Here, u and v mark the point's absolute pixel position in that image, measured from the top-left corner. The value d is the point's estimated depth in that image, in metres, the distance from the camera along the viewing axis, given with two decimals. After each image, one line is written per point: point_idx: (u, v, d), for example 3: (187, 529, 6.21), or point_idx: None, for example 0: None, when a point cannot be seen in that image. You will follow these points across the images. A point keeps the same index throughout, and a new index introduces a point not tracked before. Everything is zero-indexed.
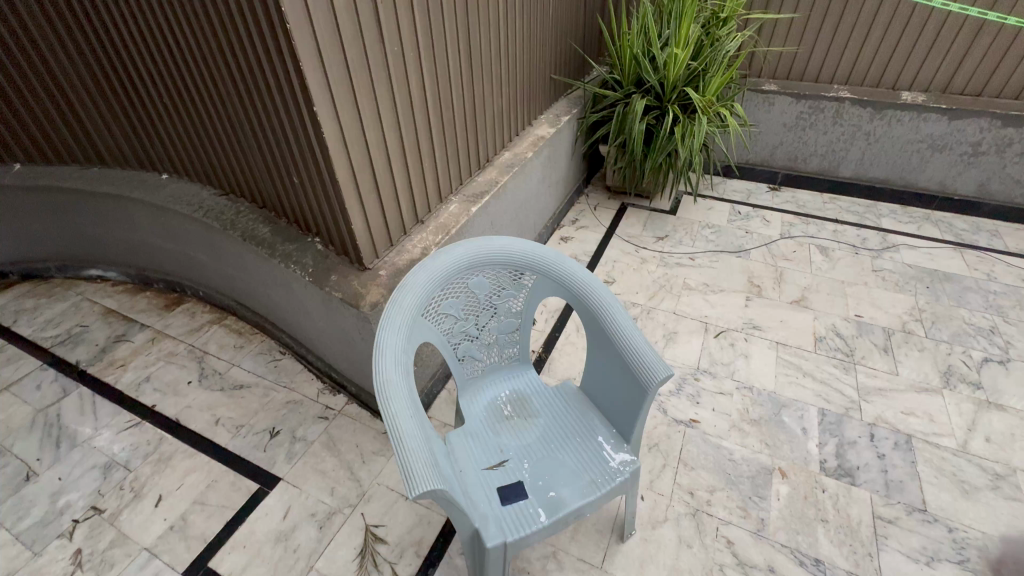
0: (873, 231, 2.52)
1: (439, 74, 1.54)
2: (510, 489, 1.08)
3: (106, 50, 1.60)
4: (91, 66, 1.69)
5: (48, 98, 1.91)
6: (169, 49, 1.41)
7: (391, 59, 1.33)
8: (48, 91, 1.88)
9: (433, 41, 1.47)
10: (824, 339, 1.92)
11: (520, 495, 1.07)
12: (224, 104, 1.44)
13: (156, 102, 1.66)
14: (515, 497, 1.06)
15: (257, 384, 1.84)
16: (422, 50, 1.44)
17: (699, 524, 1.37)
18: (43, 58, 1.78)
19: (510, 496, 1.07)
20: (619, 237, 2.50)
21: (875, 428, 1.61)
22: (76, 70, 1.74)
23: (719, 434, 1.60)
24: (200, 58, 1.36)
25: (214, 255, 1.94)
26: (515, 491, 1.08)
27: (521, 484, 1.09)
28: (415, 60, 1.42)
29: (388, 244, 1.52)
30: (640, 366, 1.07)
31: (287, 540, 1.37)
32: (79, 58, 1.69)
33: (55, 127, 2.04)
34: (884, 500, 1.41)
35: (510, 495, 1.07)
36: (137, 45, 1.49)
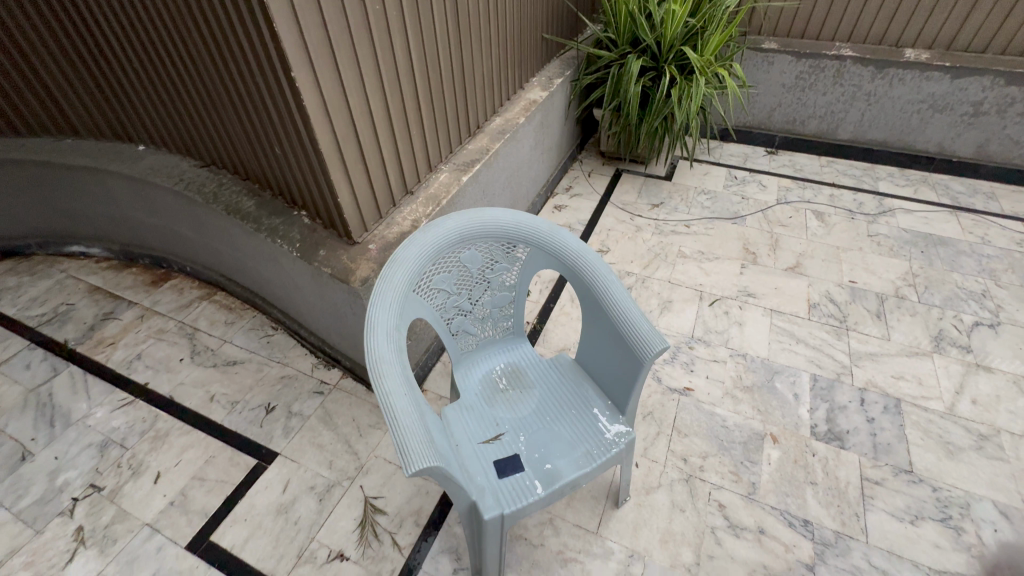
0: (869, 195, 2.49)
1: (425, 33, 1.45)
2: (506, 462, 1.09)
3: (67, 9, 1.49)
4: (52, 27, 1.58)
5: (10, 63, 1.80)
6: (134, 9, 1.31)
7: (372, 16, 1.24)
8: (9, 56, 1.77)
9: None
10: (818, 305, 1.93)
11: (516, 467, 1.08)
12: (197, 69, 1.35)
13: (125, 68, 1.57)
14: (511, 470, 1.07)
15: (251, 360, 1.82)
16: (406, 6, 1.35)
17: (692, 489, 1.40)
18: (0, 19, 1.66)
19: (507, 468, 1.08)
20: (613, 205, 2.46)
21: (865, 393, 1.63)
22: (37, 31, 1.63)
23: (712, 401, 1.62)
24: (168, 19, 1.27)
25: (199, 229, 1.88)
26: (512, 464, 1.08)
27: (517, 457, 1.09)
28: (398, 18, 1.34)
29: (376, 216, 1.47)
30: (636, 339, 1.06)
31: (288, 512, 1.39)
32: (39, 18, 1.58)
33: (21, 95, 1.93)
34: (872, 462, 1.45)
35: (506, 467, 1.08)
36: (100, 6, 1.39)
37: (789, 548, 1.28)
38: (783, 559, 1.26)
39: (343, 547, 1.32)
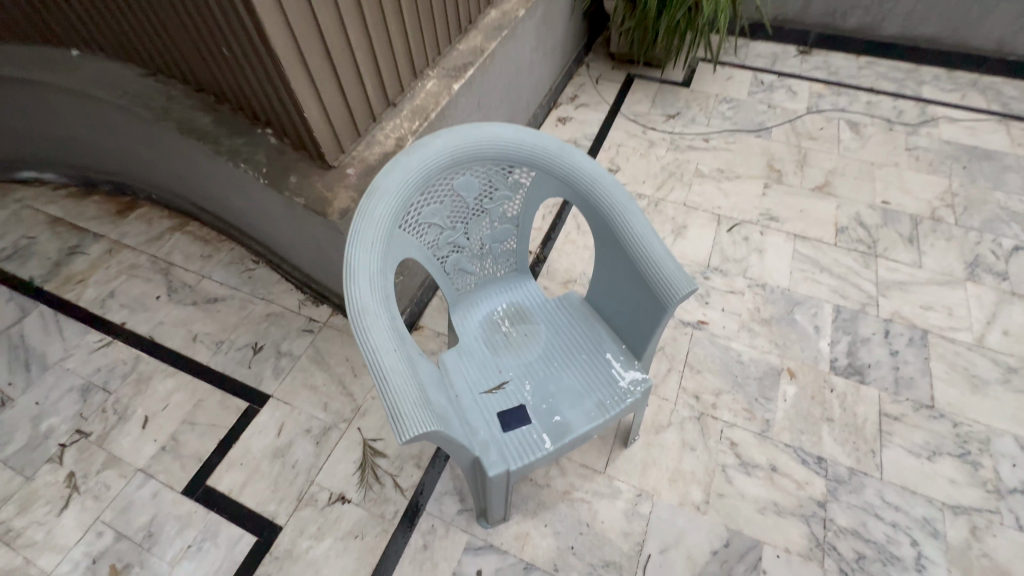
0: (911, 102, 2.22)
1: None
2: (511, 413, 1.00)
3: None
4: None
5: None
6: None
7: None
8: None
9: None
10: (846, 230, 1.77)
11: (522, 419, 0.99)
12: None
13: None
14: (517, 422, 0.99)
15: (233, 297, 1.69)
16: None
17: (704, 427, 1.34)
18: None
19: (512, 420, 0.99)
20: (624, 116, 2.19)
21: (890, 324, 1.53)
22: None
23: (727, 336, 1.52)
24: None
25: (157, 151, 1.64)
26: (517, 415, 0.99)
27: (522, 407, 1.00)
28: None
29: (354, 134, 1.25)
30: (659, 280, 0.92)
31: (284, 456, 1.34)
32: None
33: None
34: (892, 398, 1.38)
35: (512, 419, 0.99)
36: None
37: (802, 485, 1.25)
38: (795, 496, 1.24)
39: (344, 489, 1.29)
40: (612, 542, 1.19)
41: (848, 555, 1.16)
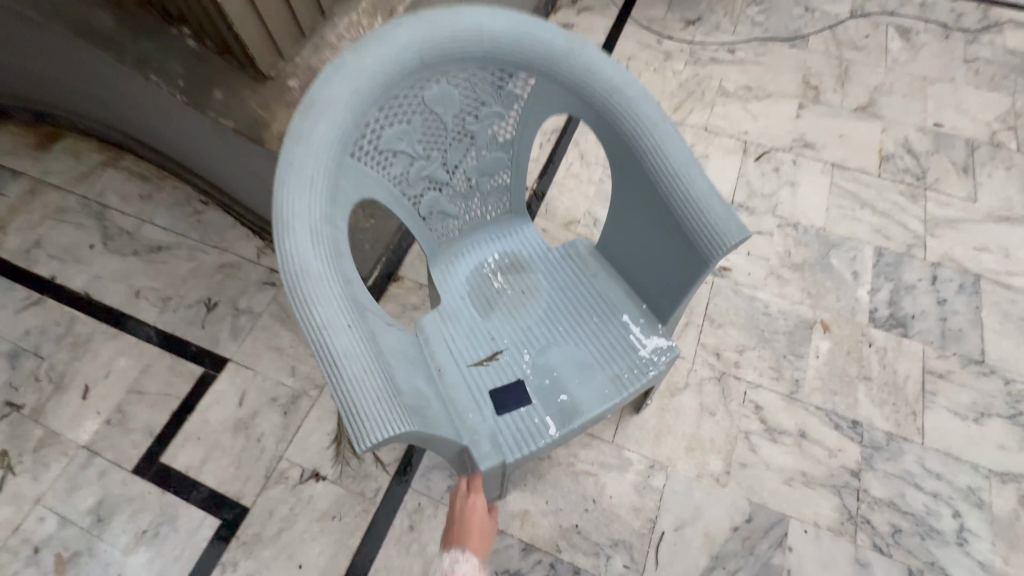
0: (972, 3, 1.88)
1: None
2: (506, 391, 0.81)
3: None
4: None
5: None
6: None
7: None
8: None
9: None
10: (891, 158, 1.52)
11: (520, 398, 0.81)
12: None
13: None
14: (514, 403, 0.80)
15: (179, 244, 1.45)
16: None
17: (725, 389, 1.18)
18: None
19: (508, 400, 0.81)
20: (636, 22, 1.84)
21: (938, 269, 1.34)
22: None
23: (753, 284, 1.32)
24: None
25: (63, 65, 1.32)
26: (514, 394, 0.81)
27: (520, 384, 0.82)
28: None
29: (298, 34, 0.92)
30: (699, 226, 0.69)
31: (248, 429, 1.18)
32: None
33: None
34: (937, 353, 1.22)
35: (507, 399, 0.81)
36: None
37: (834, 453, 1.11)
38: (826, 465, 1.10)
39: (318, 466, 1.13)
40: (621, 519, 1.06)
41: (883, 529, 1.04)
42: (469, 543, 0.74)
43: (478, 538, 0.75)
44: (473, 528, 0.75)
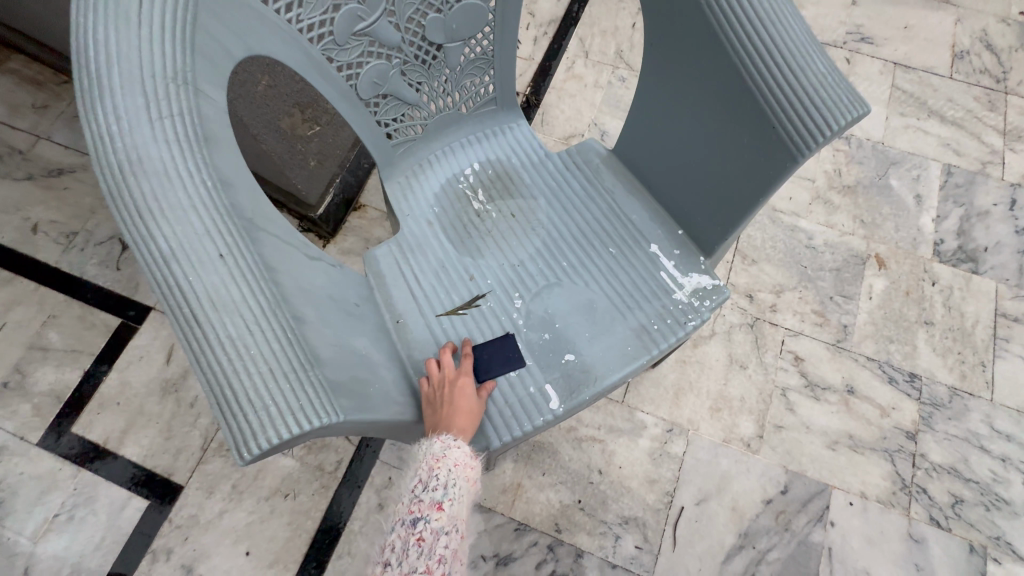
0: None
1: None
2: (492, 349, 0.59)
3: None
4: None
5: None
6: None
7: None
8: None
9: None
10: (965, 55, 1.24)
11: (510, 360, 0.58)
12: None
13: None
14: (501, 365, 0.58)
15: (85, 166, 1.16)
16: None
17: (759, 338, 0.98)
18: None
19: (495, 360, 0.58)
20: None
21: (1018, 191, 1.10)
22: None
23: (795, 211, 1.08)
24: None
25: None
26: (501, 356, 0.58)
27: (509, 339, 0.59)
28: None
29: None
30: (794, 94, 0.44)
31: (178, 392, 0.96)
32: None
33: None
34: (1013, 292, 1.01)
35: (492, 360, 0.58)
36: None
37: (887, 412, 0.93)
38: (877, 426, 0.92)
39: None
40: (632, 493, 0.88)
41: (943, 500, 0.87)
42: (459, 423, 0.51)
43: (473, 417, 0.53)
44: (464, 407, 0.53)
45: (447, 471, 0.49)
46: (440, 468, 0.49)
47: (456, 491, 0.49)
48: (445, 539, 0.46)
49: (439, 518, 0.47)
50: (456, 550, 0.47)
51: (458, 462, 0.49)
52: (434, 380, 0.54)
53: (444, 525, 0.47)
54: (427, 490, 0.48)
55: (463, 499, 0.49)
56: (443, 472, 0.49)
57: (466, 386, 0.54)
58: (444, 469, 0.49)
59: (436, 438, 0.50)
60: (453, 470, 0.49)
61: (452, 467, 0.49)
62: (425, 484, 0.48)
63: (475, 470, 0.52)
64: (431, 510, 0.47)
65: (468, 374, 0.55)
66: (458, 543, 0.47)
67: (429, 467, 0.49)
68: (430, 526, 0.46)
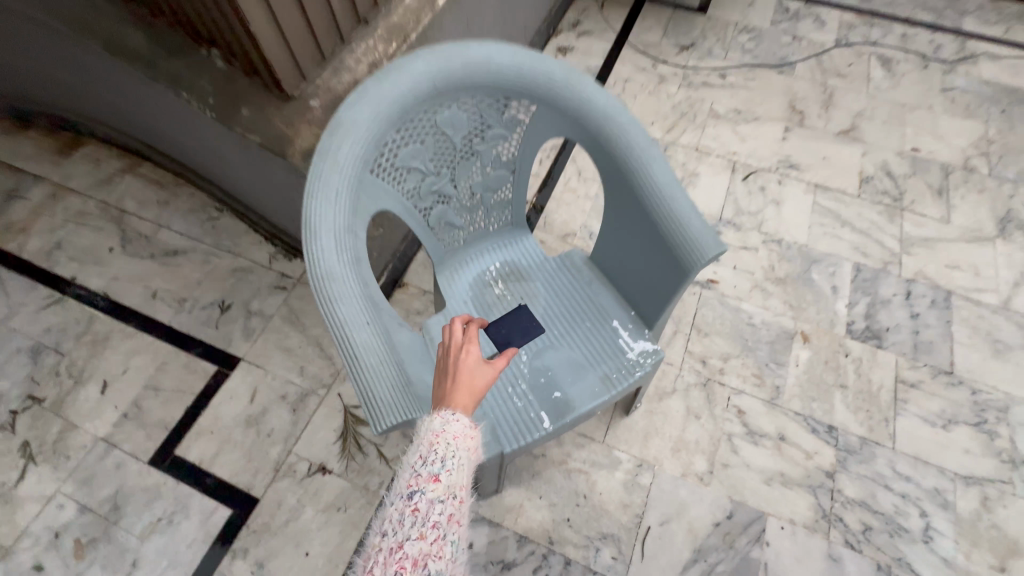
0: (950, 36, 1.98)
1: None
2: (514, 323, 0.91)
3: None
4: None
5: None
6: None
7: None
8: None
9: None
10: (870, 180, 1.61)
11: (529, 332, 0.91)
12: None
13: None
14: (521, 338, 0.90)
15: (195, 249, 1.52)
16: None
17: (709, 394, 1.26)
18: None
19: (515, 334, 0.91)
20: (632, 47, 1.94)
21: (912, 284, 1.42)
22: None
23: (739, 295, 1.40)
24: None
25: (87, 78, 1.35)
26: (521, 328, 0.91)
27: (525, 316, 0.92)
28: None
29: (317, 57, 1.01)
30: (681, 240, 0.78)
31: (258, 424, 1.24)
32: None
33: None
34: (910, 364, 1.30)
35: (512, 334, 0.90)
36: None
37: (810, 455, 1.18)
38: (802, 467, 1.17)
39: (324, 460, 1.20)
40: (610, 514, 1.12)
41: (855, 527, 1.11)
42: (459, 402, 0.60)
43: (473, 393, 0.61)
44: (466, 385, 0.61)
45: (445, 445, 0.57)
46: (439, 443, 0.57)
47: (452, 464, 0.57)
48: (440, 506, 0.54)
49: (435, 488, 0.55)
50: (453, 516, 0.54)
51: (456, 435, 0.58)
52: (446, 356, 0.64)
53: (440, 493, 0.55)
54: (427, 465, 0.56)
55: (459, 470, 0.57)
56: (441, 446, 0.57)
57: (471, 364, 0.62)
58: (442, 444, 0.57)
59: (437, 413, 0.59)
60: (451, 443, 0.57)
61: (450, 441, 0.57)
62: (425, 458, 0.57)
63: (472, 446, 0.60)
64: (429, 481, 0.55)
65: (477, 350, 0.64)
66: (454, 510, 0.55)
67: (430, 443, 0.57)
68: (427, 495, 0.54)
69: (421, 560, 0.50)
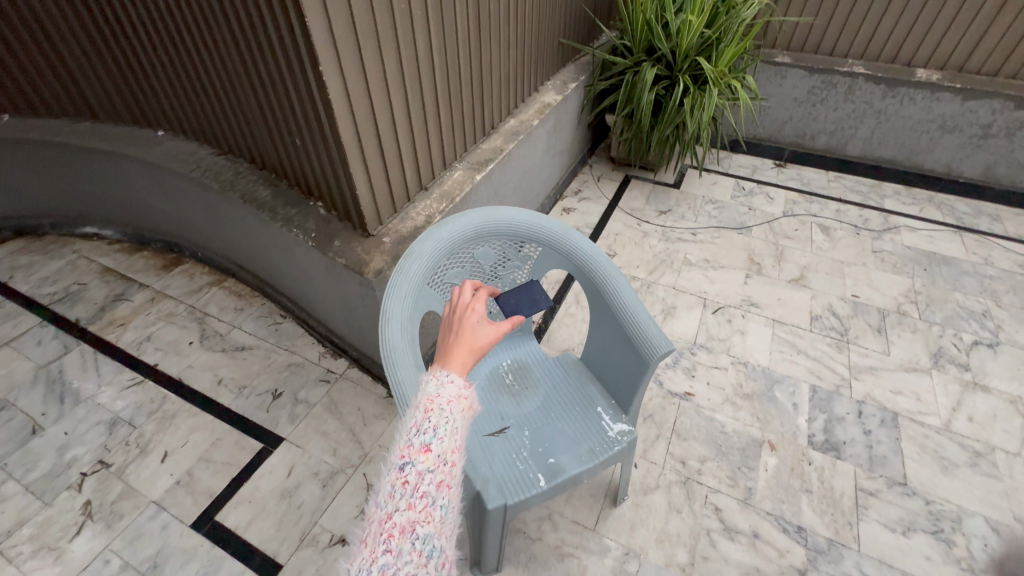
0: (875, 211, 2.49)
1: (445, 18, 1.42)
2: (524, 295, 1.10)
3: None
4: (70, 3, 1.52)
5: (12, 31, 1.74)
6: None
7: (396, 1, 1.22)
8: (20, 31, 1.72)
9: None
10: (820, 318, 1.95)
11: (537, 303, 1.09)
12: (217, 47, 1.32)
13: (142, 47, 1.51)
14: (529, 307, 1.08)
15: (259, 346, 1.84)
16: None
17: (689, 492, 1.42)
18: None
19: (523, 305, 1.09)
20: (621, 210, 2.48)
21: (863, 405, 1.65)
22: (52, 6, 1.56)
23: (712, 407, 1.64)
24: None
25: (213, 216, 1.83)
26: (530, 300, 1.09)
27: (534, 290, 1.12)
28: (421, 6, 1.31)
29: (391, 210, 1.49)
30: (643, 343, 1.09)
31: (291, 497, 1.42)
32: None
33: (33, 69, 1.87)
34: (867, 474, 1.47)
35: (522, 304, 1.09)
36: None
37: (783, 553, 1.30)
38: (776, 563, 1.29)
39: (345, 532, 1.35)
40: None
41: None
42: (455, 366, 0.67)
43: (473, 353, 0.70)
44: (465, 342, 0.70)
45: (438, 415, 0.62)
46: (433, 412, 0.63)
47: (444, 434, 0.61)
48: (430, 476, 0.59)
49: (425, 460, 0.59)
50: (442, 483, 0.60)
51: (448, 404, 0.63)
52: (456, 316, 0.74)
53: (430, 465, 0.59)
54: (419, 436, 0.61)
55: (449, 440, 0.62)
56: (433, 417, 0.62)
57: (474, 328, 0.72)
58: (435, 414, 0.62)
59: (434, 373, 0.66)
60: (443, 413, 0.63)
61: (442, 411, 0.63)
62: (418, 429, 0.61)
63: (465, 410, 0.66)
64: (420, 453, 0.60)
65: (480, 315, 0.74)
66: (443, 477, 0.60)
67: (424, 412, 0.63)
68: (417, 467, 0.59)
69: (410, 527, 0.56)
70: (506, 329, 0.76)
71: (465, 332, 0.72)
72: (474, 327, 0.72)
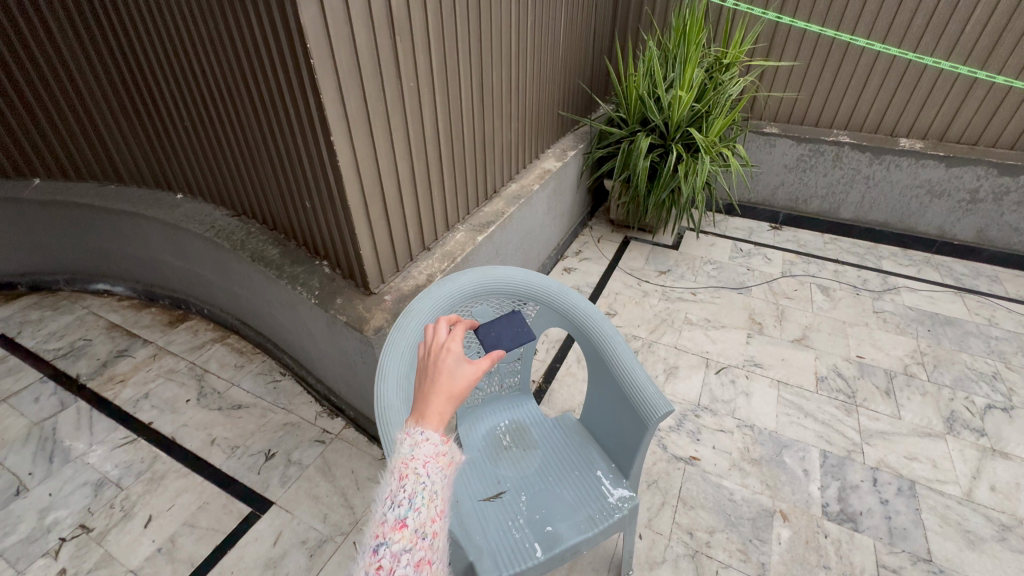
0: (874, 272, 2.51)
1: (450, 96, 1.54)
2: (507, 328, 1.06)
3: (123, 60, 1.55)
4: (107, 79, 1.65)
5: (52, 101, 1.87)
6: (188, 62, 1.39)
7: (405, 80, 1.33)
8: (61, 104, 1.86)
9: (445, 57, 1.47)
10: (826, 379, 1.91)
11: (520, 336, 1.04)
12: (237, 116, 1.42)
13: (169, 115, 1.63)
14: (512, 340, 1.03)
15: (255, 404, 1.82)
16: (434, 64, 1.43)
17: (699, 566, 1.34)
18: (52, 57, 1.72)
19: (505, 339, 1.04)
20: (621, 270, 2.53)
21: (877, 472, 1.58)
22: (92, 82, 1.70)
23: (719, 473, 1.58)
24: (218, 74, 1.34)
25: (221, 273, 1.88)
26: (513, 333, 1.05)
27: (517, 322, 1.08)
28: (427, 84, 1.43)
29: (394, 269, 1.54)
30: (642, 401, 1.08)
31: (275, 567, 1.34)
32: (95, 71, 1.66)
33: (69, 136, 2.00)
34: (887, 549, 1.38)
35: (504, 337, 1.04)
36: (154, 63, 1.48)
37: None
38: None
39: None
40: None
41: None
42: (432, 422, 0.64)
43: (454, 399, 0.67)
44: (444, 390, 0.68)
45: (413, 481, 0.60)
46: (408, 477, 0.61)
47: (420, 504, 0.60)
48: (407, 556, 0.56)
49: (400, 539, 0.57)
50: (421, 560, 0.57)
51: (424, 466, 0.61)
52: (430, 357, 0.72)
53: (406, 542, 0.57)
54: (395, 511, 0.59)
55: (425, 511, 0.60)
56: (408, 485, 0.60)
57: (452, 368, 0.69)
58: (409, 480, 0.61)
59: (409, 432, 0.64)
60: (418, 477, 0.61)
61: (415, 477, 0.61)
62: (394, 501, 0.59)
63: (444, 468, 0.63)
64: (395, 530, 0.57)
65: (456, 352, 0.71)
66: (421, 554, 0.57)
67: (400, 477, 0.61)
68: (392, 547, 0.56)
69: None
70: (485, 365, 0.73)
71: (441, 378, 0.69)
72: (452, 370, 0.69)
